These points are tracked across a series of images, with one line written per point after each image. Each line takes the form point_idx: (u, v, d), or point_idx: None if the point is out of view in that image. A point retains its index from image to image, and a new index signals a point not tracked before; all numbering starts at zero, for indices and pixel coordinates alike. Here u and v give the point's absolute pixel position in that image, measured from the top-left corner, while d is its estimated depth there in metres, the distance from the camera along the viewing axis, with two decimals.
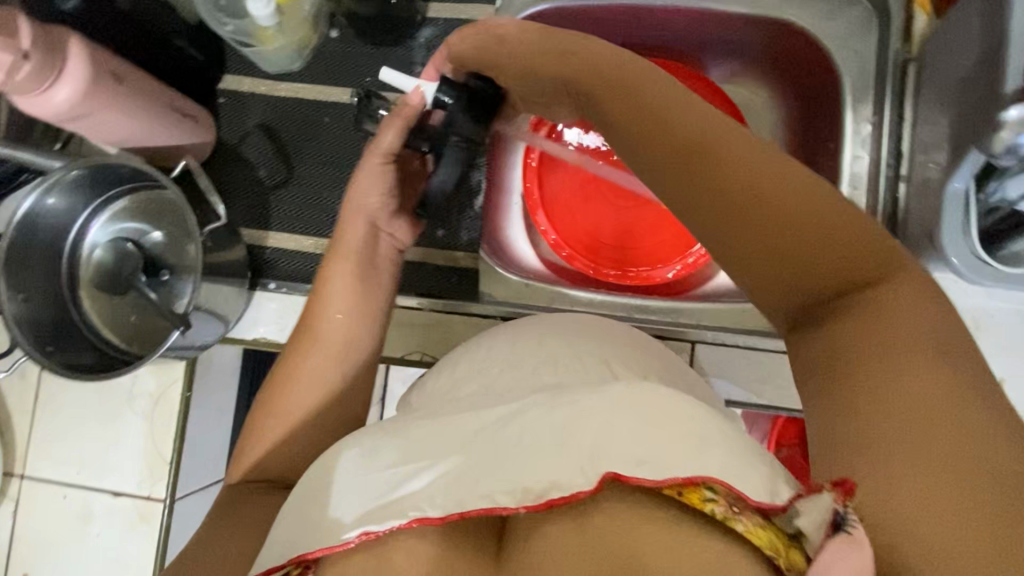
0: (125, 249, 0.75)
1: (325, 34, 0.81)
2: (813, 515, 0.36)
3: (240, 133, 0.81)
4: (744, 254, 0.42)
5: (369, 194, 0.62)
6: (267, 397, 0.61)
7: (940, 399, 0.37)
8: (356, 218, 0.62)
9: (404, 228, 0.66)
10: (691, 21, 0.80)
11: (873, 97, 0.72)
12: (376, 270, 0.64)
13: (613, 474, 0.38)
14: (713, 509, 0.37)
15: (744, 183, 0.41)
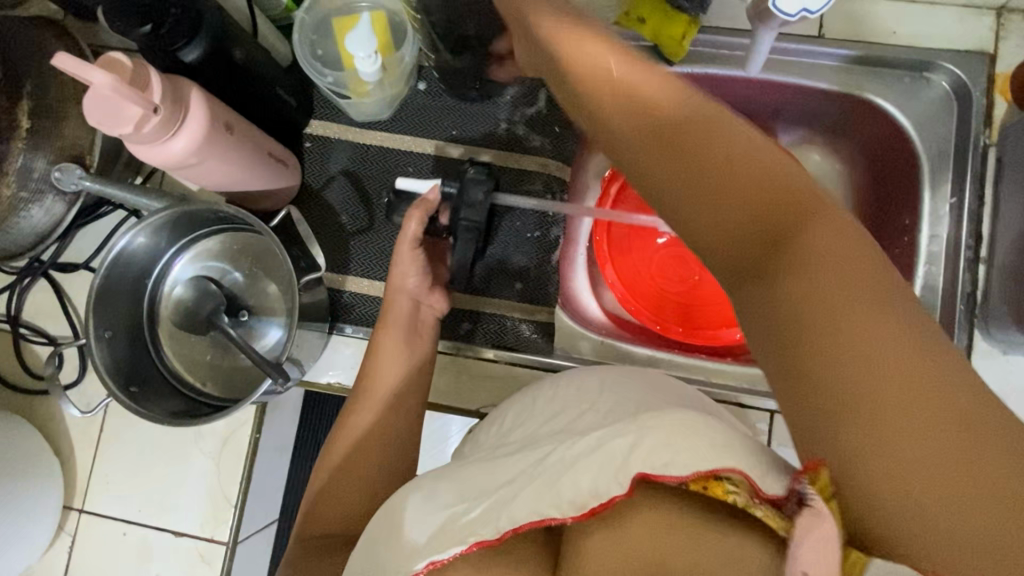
0: (207, 289, 0.75)
1: (413, 86, 0.83)
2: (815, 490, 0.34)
3: (323, 177, 0.82)
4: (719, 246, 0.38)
5: (408, 275, 0.68)
6: (336, 441, 0.63)
7: (899, 365, 0.31)
8: (399, 295, 0.68)
9: (442, 298, 0.72)
10: (770, 91, 0.82)
11: (952, 177, 0.74)
12: (418, 336, 0.69)
13: (645, 475, 0.38)
14: (735, 500, 0.37)
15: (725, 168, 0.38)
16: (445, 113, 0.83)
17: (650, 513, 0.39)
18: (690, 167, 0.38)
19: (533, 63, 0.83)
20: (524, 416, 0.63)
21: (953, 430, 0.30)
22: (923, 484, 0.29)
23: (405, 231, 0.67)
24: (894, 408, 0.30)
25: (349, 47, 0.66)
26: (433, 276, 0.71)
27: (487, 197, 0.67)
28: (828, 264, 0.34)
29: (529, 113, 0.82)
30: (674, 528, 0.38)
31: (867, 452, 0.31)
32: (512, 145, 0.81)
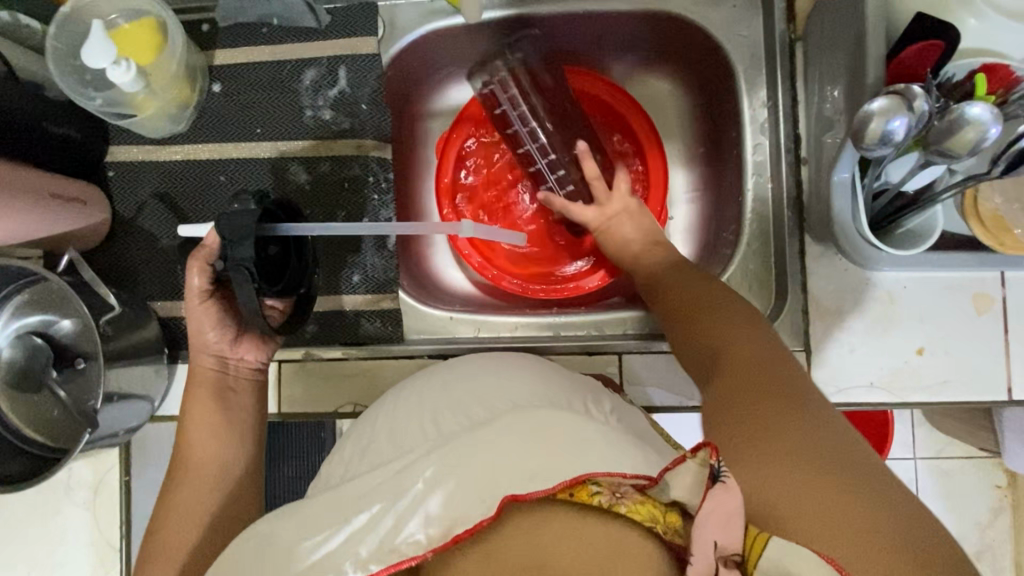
0: (33, 342, 0.72)
1: (208, 89, 0.78)
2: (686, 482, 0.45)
3: (134, 204, 0.78)
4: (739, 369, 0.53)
5: (204, 331, 0.65)
6: (180, 481, 0.64)
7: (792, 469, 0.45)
8: (202, 355, 0.66)
9: (252, 348, 0.68)
10: (575, 24, 0.78)
11: (765, 80, 0.72)
12: (233, 392, 0.67)
13: (515, 496, 0.44)
14: (600, 500, 0.44)
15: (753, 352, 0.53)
16: (245, 111, 0.78)
17: (522, 526, 0.44)
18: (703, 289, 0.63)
19: (326, 41, 0.78)
20: (363, 440, 0.60)
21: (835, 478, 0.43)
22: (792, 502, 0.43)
23: (190, 284, 0.63)
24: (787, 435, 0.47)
25: (89, 62, 0.63)
26: (238, 327, 0.67)
27: (250, 232, 0.57)
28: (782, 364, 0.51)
29: (332, 96, 0.78)
30: (545, 530, 0.44)
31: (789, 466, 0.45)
32: (322, 133, 0.78)
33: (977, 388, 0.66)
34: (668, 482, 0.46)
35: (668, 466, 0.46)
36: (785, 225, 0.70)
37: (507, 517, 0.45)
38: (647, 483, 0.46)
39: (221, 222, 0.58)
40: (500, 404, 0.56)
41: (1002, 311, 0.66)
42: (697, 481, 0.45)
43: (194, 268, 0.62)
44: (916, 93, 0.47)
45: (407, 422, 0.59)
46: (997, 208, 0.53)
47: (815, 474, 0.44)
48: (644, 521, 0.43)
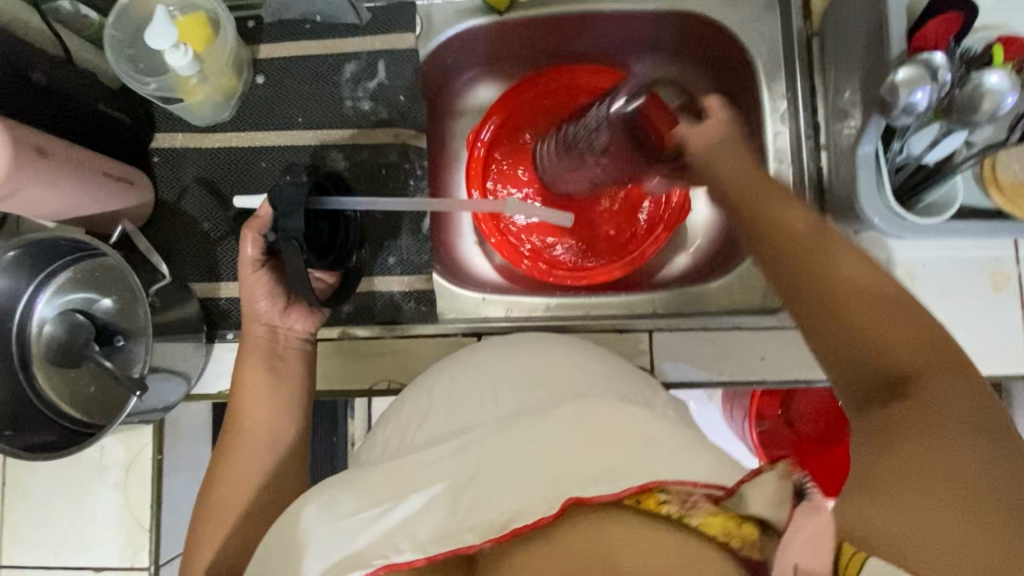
0: (75, 320, 0.72)
1: (252, 81, 0.82)
2: (766, 494, 0.43)
3: (177, 189, 0.81)
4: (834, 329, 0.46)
5: (256, 301, 0.67)
6: (223, 453, 0.65)
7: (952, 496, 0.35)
8: (253, 324, 0.68)
9: (301, 317, 0.70)
10: (602, 25, 0.83)
11: (784, 74, 0.76)
12: (282, 360, 0.69)
13: (576, 498, 0.44)
14: (668, 510, 0.44)
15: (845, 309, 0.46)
16: (287, 101, 0.82)
17: (584, 525, 0.44)
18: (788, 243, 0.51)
19: (366, 36, 0.82)
20: (421, 406, 0.62)
21: (975, 487, 0.35)
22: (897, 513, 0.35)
23: (242, 254, 0.65)
24: (933, 470, 0.37)
25: (152, 43, 0.67)
26: (288, 297, 0.68)
27: (301, 205, 0.59)
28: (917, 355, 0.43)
29: (372, 88, 0.81)
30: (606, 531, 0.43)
31: (922, 477, 0.36)
32: (361, 122, 0.81)
33: (997, 362, 0.69)
34: (744, 494, 0.44)
35: (746, 478, 0.44)
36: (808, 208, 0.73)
37: (571, 516, 0.45)
38: (719, 495, 0.45)
39: (272, 195, 0.59)
40: (543, 383, 0.60)
41: (1019, 288, 0.69)
42: (779, 496, 0.42)
43: (247, 241, 0.64)
44: (939, 62, 0.51)
45: (460, 393, 0.61)
46: (1017, 174, 0.57)
47: (941, 499, 0.35)
48: (715, 536, 0.42)
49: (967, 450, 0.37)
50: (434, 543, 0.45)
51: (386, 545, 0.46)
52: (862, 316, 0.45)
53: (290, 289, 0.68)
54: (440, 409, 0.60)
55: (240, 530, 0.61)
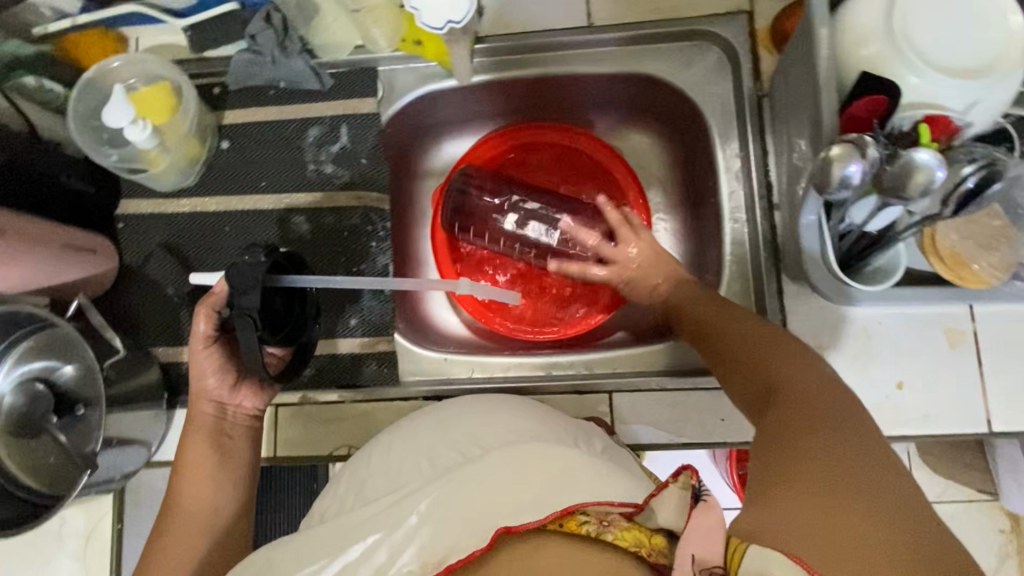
0: (36, 390, 0.72)
1: (216, 146, 0.83)
2: (670, 508, 0.50)
3: (141, 255, 0.81)
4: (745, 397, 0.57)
5: (205, 377, 0.68)
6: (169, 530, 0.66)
7: (809, 506, 0.42)
8: (201, 401, 0.69)
9: (250, 395, 0.71)
10: (557, 86, 0.85)
11: (736, 133, 0.78)
12: (230, 439, 0.71)
13: (507, 525, 0.47)
14: (589, 528, 0.47)
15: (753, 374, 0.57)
16: (251, 166, 0.83)
17: (517, 552, 0.47)
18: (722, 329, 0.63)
19: (329, 102, 0.83)
20: (372, 478, 0.62)
21: (835, 500, 0.42)
22: (784, 521, 0.41)
23: (196, 331, 0.67)
24: (815, 488, 0.43)
25: (110, 119, 0.68)
26: (238, 373, 0.70)
27: (255, 284, 0.60)
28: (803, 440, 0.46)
29: (334, 152, 0.83)
30: (539, 558, 0.46)
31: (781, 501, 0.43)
32: (323, 185, 0.82)
33: (957, 421, 0.68)
34: (654, 509, 0.50)
35: (654, 493, 0.51)
36: (763, 267, 0.74)
37: (502, 549, 0.48)
38: (632, 511, 0.50)
39: (229, 273, 0.60)
40: (493, 439, 0.60)
41: (974, 345, 0.69)
42: (681, 504, 0.50)
43: (203, 317, 0.66)
44: (868, 141, 0.52)
45: (395, 463, 0.61)
46: (954, 245, 0.56)
47: (821, 490, 0.43)
48: (630, 546, 0.46)
49: (831, 471, 0.44)
50: None
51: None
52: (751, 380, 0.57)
53: (240, 368, 0.69)
54: (392, 482, 0.60)
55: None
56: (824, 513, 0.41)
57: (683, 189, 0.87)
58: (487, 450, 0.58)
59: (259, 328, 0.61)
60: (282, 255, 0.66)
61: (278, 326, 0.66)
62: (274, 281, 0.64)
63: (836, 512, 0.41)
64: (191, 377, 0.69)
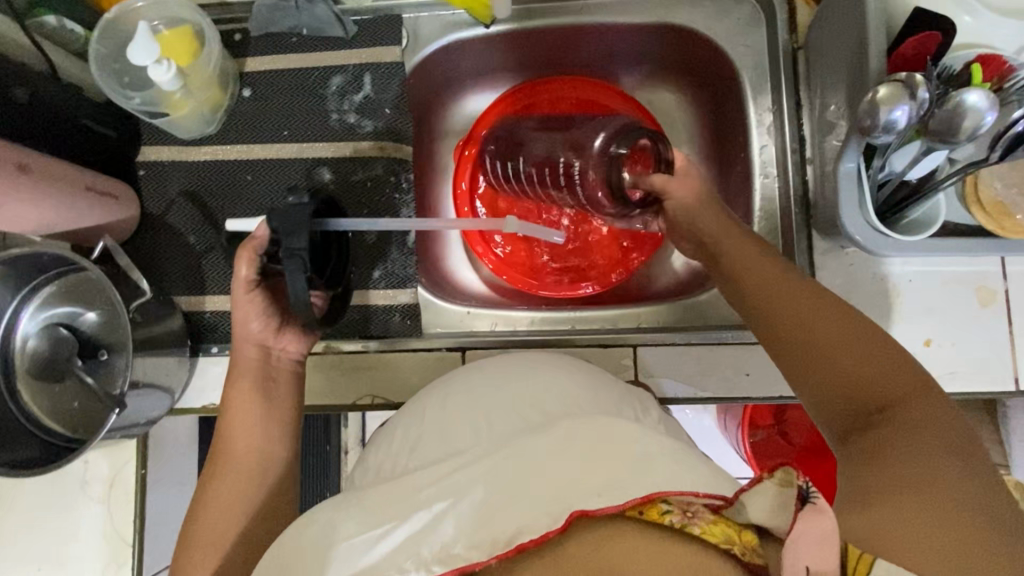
0: (59, 334, 0.72)
1: (238, 94, 0.81)
2: (764, 501, 0.46)
3: (163, 202, 0.81)
4: (793, 354, 0.54)
5: (249, 321, 0.68)
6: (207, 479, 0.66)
7: (934, 489, 0.42)
8: (245, 345, 0.69)
9: (293, 340, 0.71)
10: (586, 38, 0.83)
11: (770, 88, 0.76)
12: (274, 382, 0.70)
13: (582, 510, 0.44)
14: (672, 519, 0.44)
15: (807, 326, 0.54)
16: (273, 114, 0.81)
17: (595, 537, 0.44)
18: (770, 282, 0.58)
19: (353, 50, 0.81)
20: (413, 431, 0.62)
21: (951, 490, 0.42)
22: (903, 520, 0.40)
23: (237, 275, 0.66)
24: (928, 477, 0.43)
25: (134, 59, 0.67)
26: (281, 318, 0.70)
27: (305, 225, 0.60)
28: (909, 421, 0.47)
29: (358, 101, 0.81)
30: (619, 546, 0.43)
31: (900, 490, 0.42)
32: (346, 134, 0.81)
33: (985, 379, 0.68)
34: (744, 502, 0.47)
35: (744, 487, 0.48)
36: (794, 222, 0.73)
37: (578, 532, 0.44)
38: (720, 503, 0.46)
39: (275, 215, 0.60)
40: (554, 405, 0.59)
41: (1005, 303, 0.68)
42: (779, 502, 0.46)
43: (245, 261, 0.65)
44: (919, 81, 0.51)
45: (449, 415, 0.61)
46: (998, 193, 0.56)
47: (934, 485, 0.42)
48: (719, 542, 0.43)
49: (940, 459, 0.44)
50: (438, 562, 0.44)
51: (390, 565, 0.45)
52: (805, 330, 0.54)
53: (284, 312, 0.69)
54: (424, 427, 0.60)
55: (239, 546, 0.62)
56: (955, 510, 0.40)
57: (710, 147, 0.86)
58: (552, 417, 0.56)
59: (309, 269, 0.59)
60: (321, 200, 0.65)
61: (324, 267, 0.65)
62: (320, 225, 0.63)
63: (962, 509, 0.40)
64: (234, 320, 0.69)
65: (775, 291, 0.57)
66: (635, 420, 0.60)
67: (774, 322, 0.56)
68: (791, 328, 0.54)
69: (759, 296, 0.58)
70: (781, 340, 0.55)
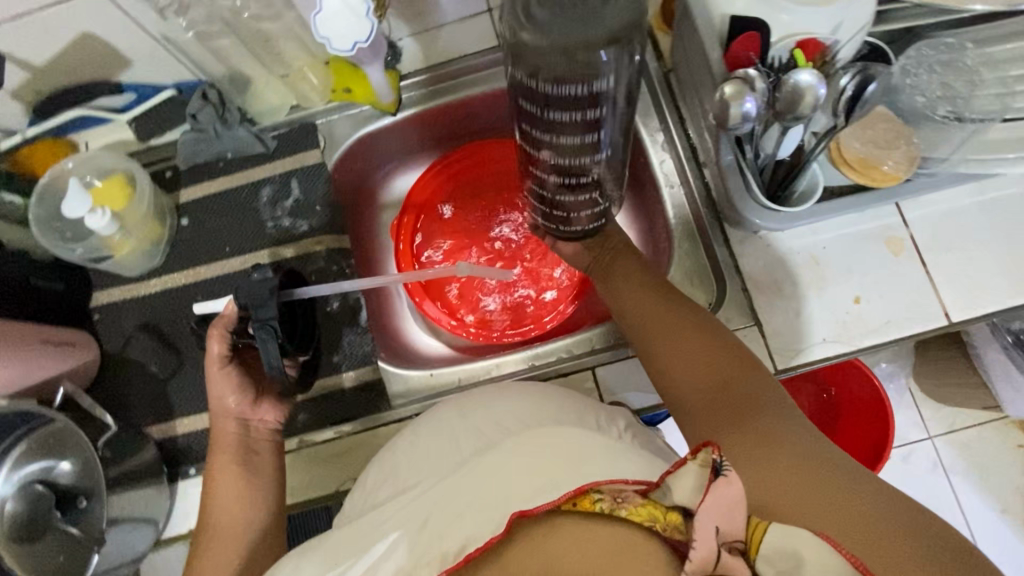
0: (35, 492, 0.66)
1: (176, 224, 0.86)
2: (686, 484, 0.48)
3: (121, 339, 0.83)
4: (651, 346, 0.70)
5: (225, 397, 0.73)
6: None
7: (802, 476, 0.54)
8: (225, 420, 0.73)
9: (270, 409, 0.76)
10: (484, 104, 0.91)
11: (654, 109, 0.84)
12: (256, 454, 0.73)
13: (520, 510, 0.51)
14: (601, 506, 0.50)
15: (655, 318, 0.71)
16: (213, 234, 0.86)
17: (531, 535, 0.51)
18: (640, 292, 0.74)
19: (277, 162, 0.87)
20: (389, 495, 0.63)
21: (814, 476, 0.54)
22: (780, 499, 0.53)
23: (210, 352, 0.72)
24: (787, 464, 0.55)
25: (71, 213, 0.75)
26: (256, 390, 0.75)
27: (271, 297, 0.67)
28: (730, 378, 0.63)
29: (289, 206, 0.87)
30: (553, 538, 0.50)
31: (778, 472, 0.55)
32: (283, 238, 0.86)
33: (919, 321, 0.72)
34: (670, 485, 0.49)
35: (671, 470, 0.49)
36: (707, 221, 0.79)
37: (519, 531, 0.52)
38: (647, 487, 0.51)
39: (241, 292, 0.67)
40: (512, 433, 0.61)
41: (913, 249, 0.73)
42: (699, 484, 0.47)
43: (218, 339, 0.72)
44: (754, 76, 0.57)
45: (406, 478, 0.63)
46: (860, 151, 0.62)
47: (803, 473, 0.54)
48: (642, 521, 0.49)
49: (773, 421, 0.59)
50: None
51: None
52: (649, 322, 0.71)
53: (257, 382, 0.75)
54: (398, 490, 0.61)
55: None
56: (820, 493, 0.52)
57: None
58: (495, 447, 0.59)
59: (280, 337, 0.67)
60: (282, 277, 0.74)
61: (293, 335, 0.74)
62: (286, 297, 0.72)
63: (824, 487, 0.53)
64: (212, 397, 0.74)
65: (648, 299, 0.73)
66: (588, 427, 0.62)
67: (639, 327, 0.72)
68: (646, 328, 0.71)
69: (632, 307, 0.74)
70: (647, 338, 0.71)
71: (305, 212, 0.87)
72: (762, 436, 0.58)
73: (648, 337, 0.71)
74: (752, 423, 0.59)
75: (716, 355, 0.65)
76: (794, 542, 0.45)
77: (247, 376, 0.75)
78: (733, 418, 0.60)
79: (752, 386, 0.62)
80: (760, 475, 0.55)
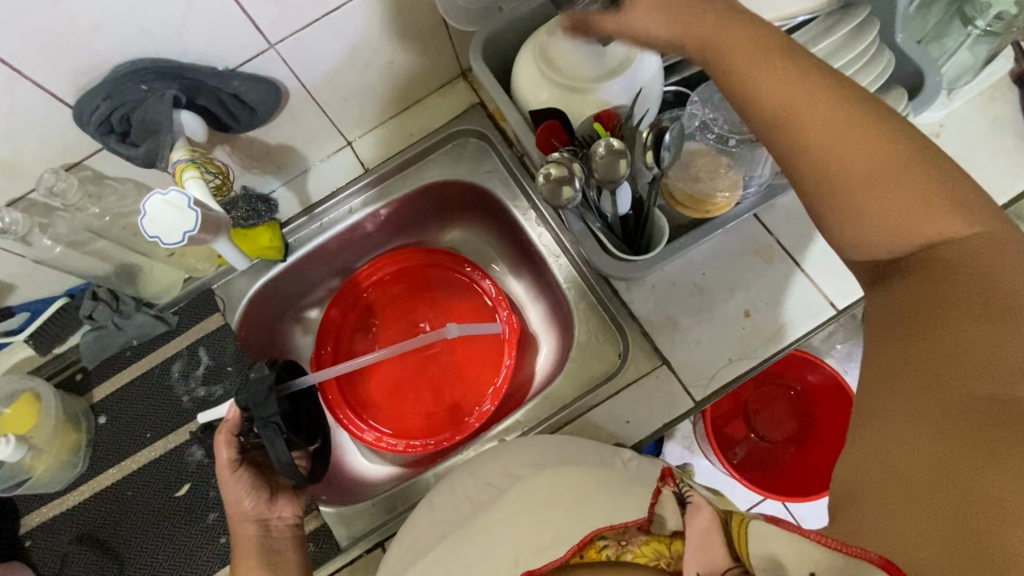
0: None
1: (94, 423, 0.86)
2: (671, 512, 0.47)
3: (57, 559, 0.81)
4: (814, 186, 0.48)
5: (242, 501, 0.71)
6: None
7: (974, 475, 0.37)
8: (244, 525, 0.70)
9: (288, 503, 0.74)
10: (371, 225, 0.95)
11: (518, 191, 0.90)
12: (279, 553, 0.71)
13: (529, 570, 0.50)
14: (609, 552, 0.48)
15: (834, 157, 0.47)
16: (132, 422, 0.86)
17: None
18: (828, 119, 0.47)
19: (181, 336, 0.89)
20: None
21: (999, 482, 0.36)
22: (889, 490, 0.40)
23: (220, 460, 0.71)
24: (970, 465, 0.37)
25: None
26: (271, 490, 0.73)
27: (269, 394, 0.68)
28: (959, 292, 0.42)
29: (201, 374, 0.88)
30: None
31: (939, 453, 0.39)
32: (202, 407, 0.87)
33: (810, 316, 0.75)
34: (663, 515, 0.48)
35: (655, 500, 0.49)
36: (592, 279, 0.83)
37: None
38: (645, 522, 0.49)
39: (241, 393, 0.69)
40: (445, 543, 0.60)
41: (784, 253, 0.77)
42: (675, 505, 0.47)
43: (224, 444, 0.70)
44: (567, 155, 0.64)
45: None
46: (686, 190, 0.68)
47: (969, 467, 0.37)
48: (648, 561, 0.46)
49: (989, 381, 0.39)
50: None
51: None
52: (827, 154, 0.47)
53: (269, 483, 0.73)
54: None
55: None
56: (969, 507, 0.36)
57: (515, 253, 0.98)
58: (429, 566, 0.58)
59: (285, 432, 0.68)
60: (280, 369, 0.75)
61: (301, 426, 0.72)
62: (286, 389, 0.72)
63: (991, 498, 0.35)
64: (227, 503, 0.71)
65: (801, 125, 0.48)
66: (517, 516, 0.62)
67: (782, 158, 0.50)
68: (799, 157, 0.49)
69: (793, 130, 0.49)
70: (810, 182, 0.48)
71: (220, 375, 0.88)
72: (957, 370, 0.40)
73: (815, 175, 0.48)
74: (984, 348, 0.40)
75: (944, 232, 0.44)
76: (769, 546, 0.39)
77: (259, 477, 0.73)
78: (945, 351, 0.41)
79: (987, 325, 0.40)
80: (894, 456, 0.41)
